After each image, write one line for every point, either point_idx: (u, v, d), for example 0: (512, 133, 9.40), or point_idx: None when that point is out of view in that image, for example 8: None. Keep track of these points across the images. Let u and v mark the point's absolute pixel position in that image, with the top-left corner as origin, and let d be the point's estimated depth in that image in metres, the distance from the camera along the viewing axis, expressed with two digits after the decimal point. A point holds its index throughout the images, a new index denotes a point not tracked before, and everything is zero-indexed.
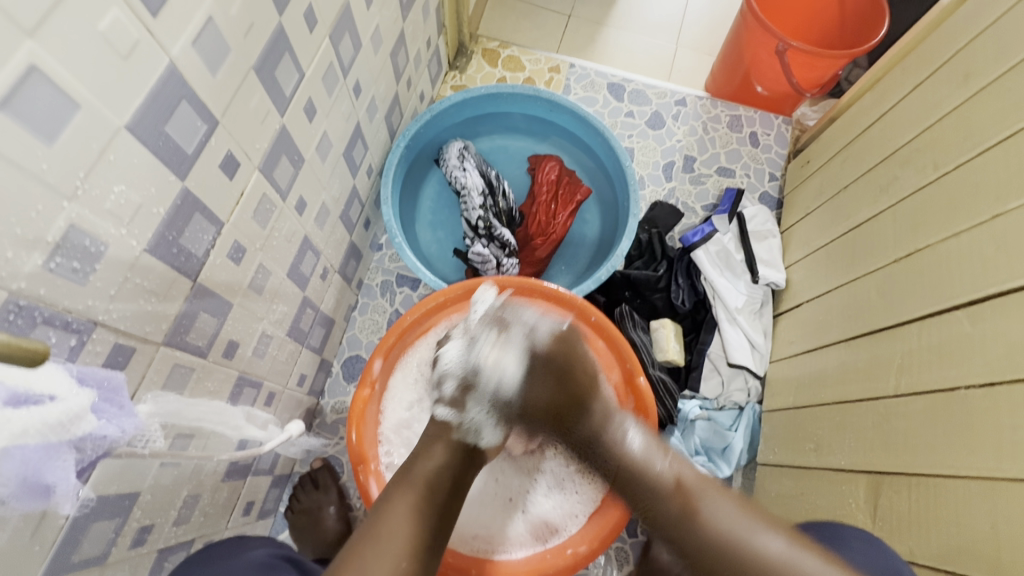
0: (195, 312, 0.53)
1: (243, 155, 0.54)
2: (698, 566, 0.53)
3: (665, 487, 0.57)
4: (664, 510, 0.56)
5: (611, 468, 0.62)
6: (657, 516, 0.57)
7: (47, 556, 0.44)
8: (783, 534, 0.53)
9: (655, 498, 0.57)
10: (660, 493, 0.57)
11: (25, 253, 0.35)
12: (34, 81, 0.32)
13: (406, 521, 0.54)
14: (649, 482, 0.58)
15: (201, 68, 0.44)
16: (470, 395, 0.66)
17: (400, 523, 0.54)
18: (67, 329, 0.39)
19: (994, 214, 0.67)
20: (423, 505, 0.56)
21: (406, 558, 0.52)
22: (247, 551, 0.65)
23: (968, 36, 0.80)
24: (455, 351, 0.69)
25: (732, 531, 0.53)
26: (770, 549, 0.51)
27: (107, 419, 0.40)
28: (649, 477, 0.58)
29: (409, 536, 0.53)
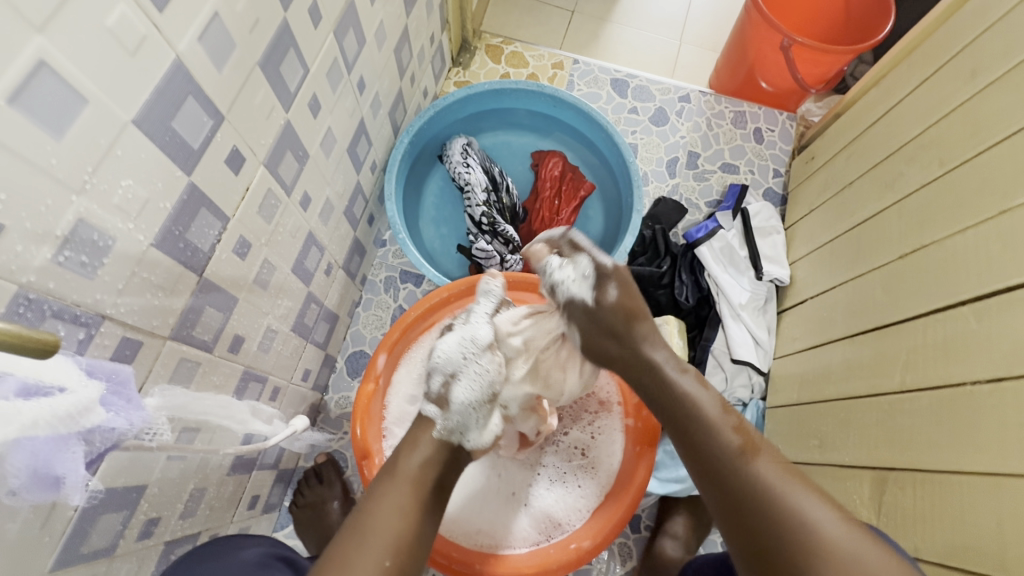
0: (201, 306, 0.54)
1: (248, 150, 0.54)
2: (738, 506, 0.50)
3: (724, 429, 0.54)
4: (719, 446, 0.53)
5: (667, 408, 0.59)
6: (706, 453, 0.54)
7: (56, 548, 0.44)
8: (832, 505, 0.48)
9: (709, 436, 0.55)
10: (719, 433, 0.54)
11: (34, 247, 0.35)
12: (43, 77, 0.32)
13: (393, 520, 0.52)
14: (708, 424, 0.55)
15: (207, 63, 0.44)
16: (456, 394, 0.63)
17: (385, 519, 0.52)
18: (75, 322, 0.40)
19: (1000, 210, 0.67)
20: (410, 502, 0.55)
21: (390, 557, 0.50)
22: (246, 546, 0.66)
23: (975, 31, 0.79)
24: (454, 342, 0.66)
25: (781, 485, 0.49)
26: (814, 507, 0.47)
27: (115, 411, 0.39)
28: (711, 429, 0.55)
29: (394, 534, 0.51)
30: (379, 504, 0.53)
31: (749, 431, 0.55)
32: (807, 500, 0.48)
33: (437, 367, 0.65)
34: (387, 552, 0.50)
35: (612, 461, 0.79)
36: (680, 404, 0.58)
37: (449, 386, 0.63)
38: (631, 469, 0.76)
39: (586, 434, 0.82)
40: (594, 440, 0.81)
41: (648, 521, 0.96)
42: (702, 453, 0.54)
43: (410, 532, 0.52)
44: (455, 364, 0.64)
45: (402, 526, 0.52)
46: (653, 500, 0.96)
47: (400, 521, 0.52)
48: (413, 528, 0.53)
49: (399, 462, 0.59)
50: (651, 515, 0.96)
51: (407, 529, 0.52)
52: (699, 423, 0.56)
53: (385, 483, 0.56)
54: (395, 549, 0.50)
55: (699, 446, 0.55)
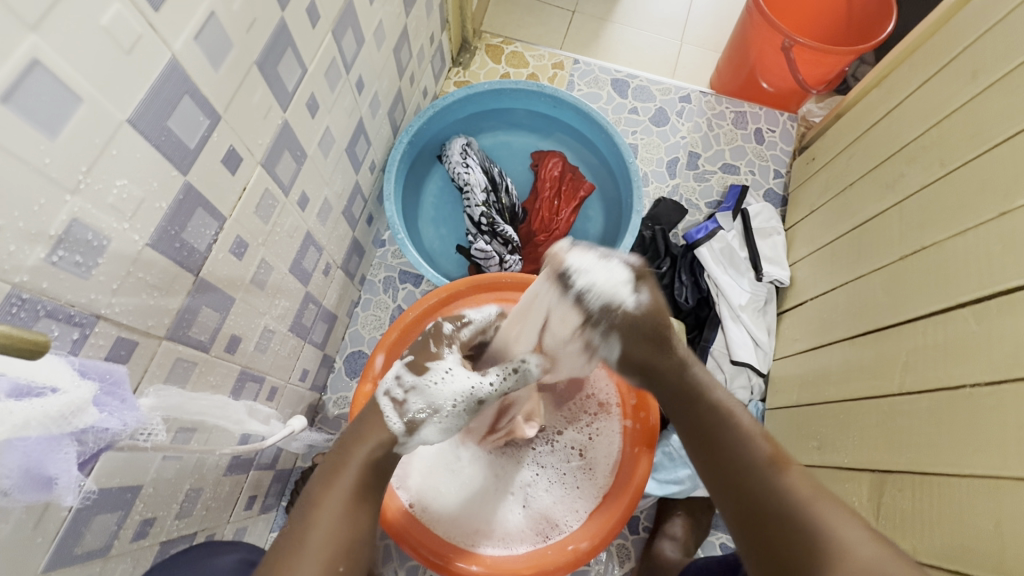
0: (197, 307, 0.53)
1: (245, 150, 0.54)
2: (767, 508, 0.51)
3: (756, 438, 0.56)
4: (749, 454, 0.55)
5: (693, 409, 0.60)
6: (739, 455, 0.55)
7: (49, 548, 0.44)
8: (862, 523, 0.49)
9: (742, 443, 0.56)
10: (751, 443, 0.56)
11: (28, 246, 0.35)
12: (36, 75, 0.32)
13: (337, 520, 0.51)
14: (740, 434, 0.57)
15: (203, 63, 0.44)
16: (426, 432, 0.60)
17: (330, 520, 0.50)
18: (69, 322, 0.40)
19: (1001, 212, 0.66)
20: (357, 500, 0.53)
21: (342, 561, 0.49)
22: (220, 554, 0.64)
23: (976, 33, 0.79)
24: (458, 381, 0.62)
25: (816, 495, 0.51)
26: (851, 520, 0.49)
27: (109, 412, 0.39)
28: (743, 439, 0.56)
29: (342, 536, 0.50)
30: (328, 503, 0.51)
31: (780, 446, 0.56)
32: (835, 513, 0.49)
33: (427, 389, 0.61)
34: (338, 556, 0.49)
35: (609, 462, 0.79)
36: (710, 412, 0.59)
37: (427, 422, 0.59)
38: (631, 468, 0.76)
39: (582, 436, 0.82)
40: (590, 441, 0.81)
41: (646, 522, 0.95)
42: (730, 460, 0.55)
43: (357, 535, 0.51)
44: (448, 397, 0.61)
45: (352, 531, 0.51)
46: (651, 502, 0.95)
47: (349, 523, 0.51)
48: (361, 529, 0.52)
49: (349, 454, 0.56)
50: (650, 516, 0.96)
51: (354, 533, 0.51)
52: (732, 431, 0.57)
53: (331, 476, 0.54)
54: (345, 553, 0.50)
55: (728, 454, 0.56)
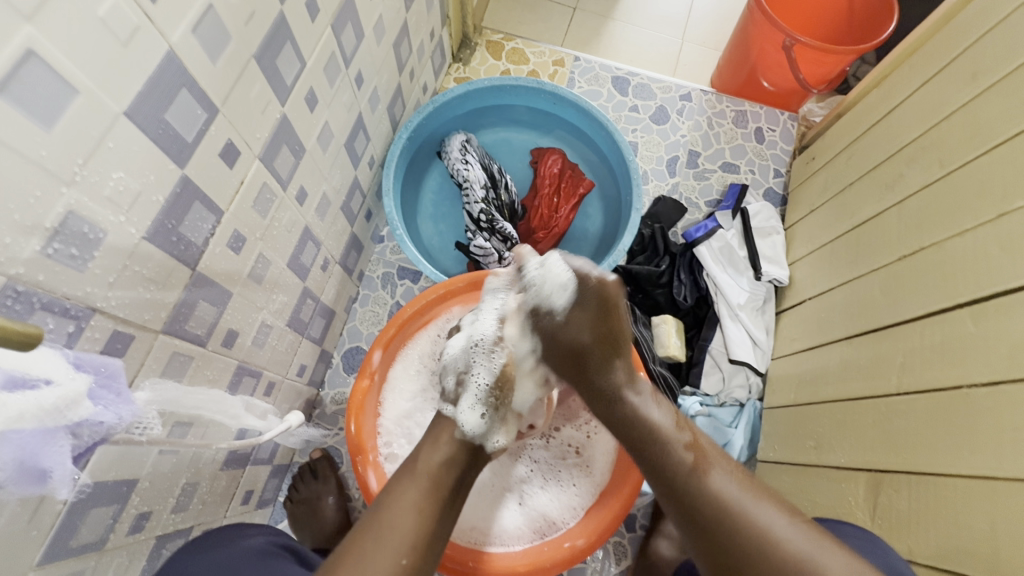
0: (194, 301, 0.53)
1: (243, 144, 0.53)
2: (702, 525, 0.51)
3: (679, 447, 0.56)
4: (673, 464, 0.55)
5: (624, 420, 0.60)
6: (666, 472, 0.55)
7: (44, 541, 0.44)
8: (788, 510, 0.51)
9: (665, 454, 0.56)
10: (672, 450, 0.56)
11: (23, 239, 0.35)
12: (32, 66, 0.32)
13: (409, 516, 0.52)
14: (666, 445, 0.56)
15: (201, 56, 0.44)
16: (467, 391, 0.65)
17: (402, 516, 0.51)
18: (66, 315, 0.40)
19: (1000, 213, 0.66)
20: (427, 498, 0.54)
21: (407, 555, 0.49)
22: (250, 536, 0.67)
23: (975, 34, 0.79)
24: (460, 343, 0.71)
25: (739, 500, 0.51)
26: (776, 525, 0.49)
27: (104, 405, 0.39)
28: (666, 437, 0.57)
29: (412, 532, 0.51)
30: (394, 500, 0.53)
31: (699, 437, 0.57)
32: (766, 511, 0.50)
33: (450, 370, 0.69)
34: (403, 550, 0.49)
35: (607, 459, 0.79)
36: (637, 426, 0.59)
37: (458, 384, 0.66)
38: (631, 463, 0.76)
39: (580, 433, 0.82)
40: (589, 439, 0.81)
41: (643, 521, 0.96)
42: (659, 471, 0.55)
43: (426, 532, 0.51)
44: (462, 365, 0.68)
45: (417, 524, 0.51)
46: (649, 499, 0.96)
47: (417, 517, 0.52)
48: (431, 524, 0.52)
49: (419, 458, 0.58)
50: (646, 514, 0.96)
51: (425, 533, 0.51)
52: (657, 444, 0.57)
53: (402, 476, 0.56)
54: (412, 547, 0.50)
55: (655, 464, 0.56)
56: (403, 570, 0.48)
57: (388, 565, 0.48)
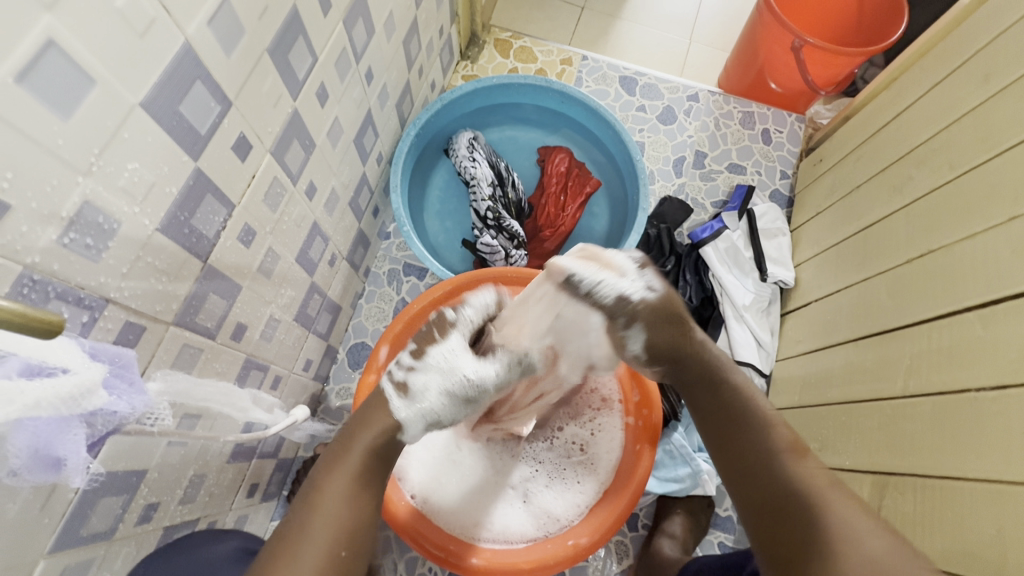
0: (205, 293, 0.54)
1: (255, 138, 0.54)
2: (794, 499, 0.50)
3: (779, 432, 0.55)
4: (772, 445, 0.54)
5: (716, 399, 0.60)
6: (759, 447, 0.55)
7: (56, 529, 0.44)
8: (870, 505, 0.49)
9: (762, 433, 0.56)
10: (770, 432, 0.55)
11: (40, 228, 0.35)
12: (51, 56, 0.32)
13: (340, 505, 0.50)
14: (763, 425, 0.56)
15: (215, 48, 0.44)
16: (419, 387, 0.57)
17: (335, 506, 0.49)
18: (79, 304, 0.40)
19: (1010, 216, 0.66)
20: (363, 487, 0.52)
21: (343, 546, 0.48)
22: (222, 540, 0.66)
23: (988, 37, 0.79)
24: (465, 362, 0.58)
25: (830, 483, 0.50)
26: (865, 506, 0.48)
27: (118, 395, 0.40)
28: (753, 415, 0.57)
29: (344, 520, 0.49)
30: (326, 491, 0.50)
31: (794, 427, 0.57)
32: (842, 499, 0.48)
33: (428, 368, 0.57)
34: (340, 541, 0.48)
35: (610, 458, 0.79)
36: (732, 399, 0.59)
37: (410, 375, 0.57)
38: (632, 463, 0.76)
39: (585, 431, 0.82)
40: (592, 436, 0.82)
41: (645, 520, 0.96)
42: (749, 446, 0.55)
43: (359, 519, 0.50)
44: (438, 382, 0.57)
45: (353, 515, 0.50)
46: (651, 499, 0.95)
47: (352, 507, 0.50)
48: (366, 514, 0.51)
49: (352, 441, 0.54)
50: (649, 514, 0.96)
51: (360, 522, 0.50)
52: (753, 422, 0.57)
53: (332, 460, 0.53)
54: (348, 538, 0.49)
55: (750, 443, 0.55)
56: (342, 562, 0.47)
57: (325, 559, 0.46)
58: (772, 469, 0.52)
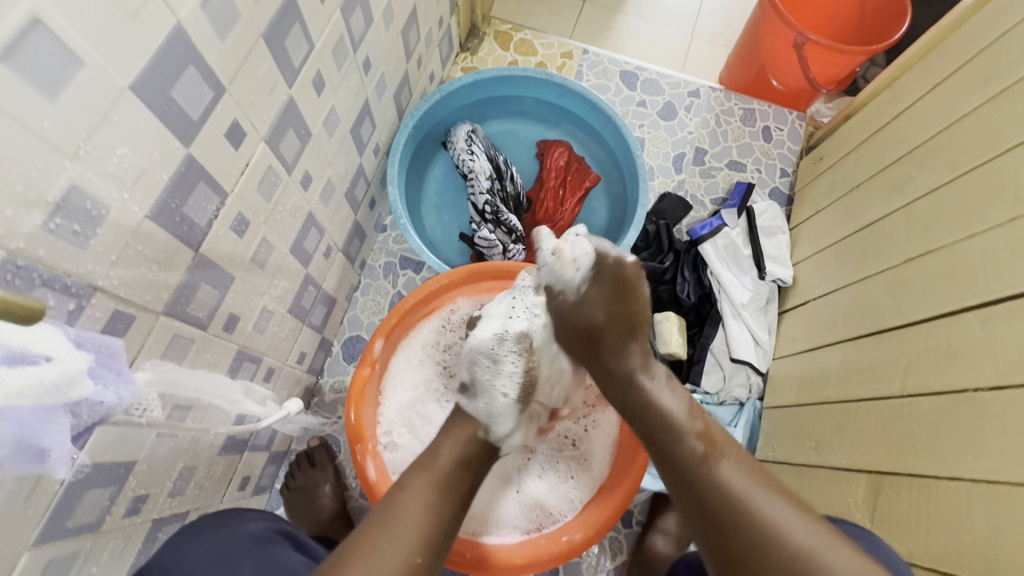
0: (197, 283, 0.53)
1: (249, 126, 0.53)
2: (714, 519, 0.51)
3: (692, 437, 0.56)
4: (685, 454, 0.55)
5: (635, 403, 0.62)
6: (676, 458, 0.56)
7: (40, 521, 0.43)
8: (801, 511, 0.50)
9: (677, 440, 0.57)
10: (684, 439, 0.56)
11: (25, 213, 0.34)
12: (37, 35, 0.31)
13: (421, 512, 0.53)
14: (677, 431, 0.57)
15: (209, 32, 0.43)
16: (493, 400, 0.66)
17: (414, 513, 0.52)
18: (66, 292, 0.39)
19: (1011, 217, 0.66)
20: (442, 498, 0.55)
21: (419, 553, 0.50)
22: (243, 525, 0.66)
23: (992, 36, 0.78)
24: (489, 330, 0.70)
25: (747, 494, 0.51)
26: (791, 528, 0.48)
27: (104, 384, 0.39)
28: (673, 417, 0.59)
29: (422, 527, 0.52)
30: (409, 498, 0.54)
31: (712, 422, 0.58)
32: (770, 501, 0.50)
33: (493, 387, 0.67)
34: (416, 549, 0.50)
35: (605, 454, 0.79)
36: (658, 416, 0.60)
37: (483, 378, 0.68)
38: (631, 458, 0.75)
39: (579, 426, 0.82)
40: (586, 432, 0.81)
41: (640, 517, 0.95)
42: (670, 461, 0.56)
43: (435, 529, 0.52)
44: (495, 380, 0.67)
45: (431, 525, 0.52)
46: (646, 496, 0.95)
47: (430, 516, 0.53)
48: (442, 524, 0.53)
49: (439, 452, 0.60)
50: (643, 511, 0.96)
51: (435, 530, 0.52)
52: (670, 430, 0.58)
53: (417, 468, 0.58)
54: (424, 546, 0.51)
55: (667, 455, 0.57)
56: (415, 568, 0.49)
57: (401, 561, 0.49)
58: (702, 481, 0.53)
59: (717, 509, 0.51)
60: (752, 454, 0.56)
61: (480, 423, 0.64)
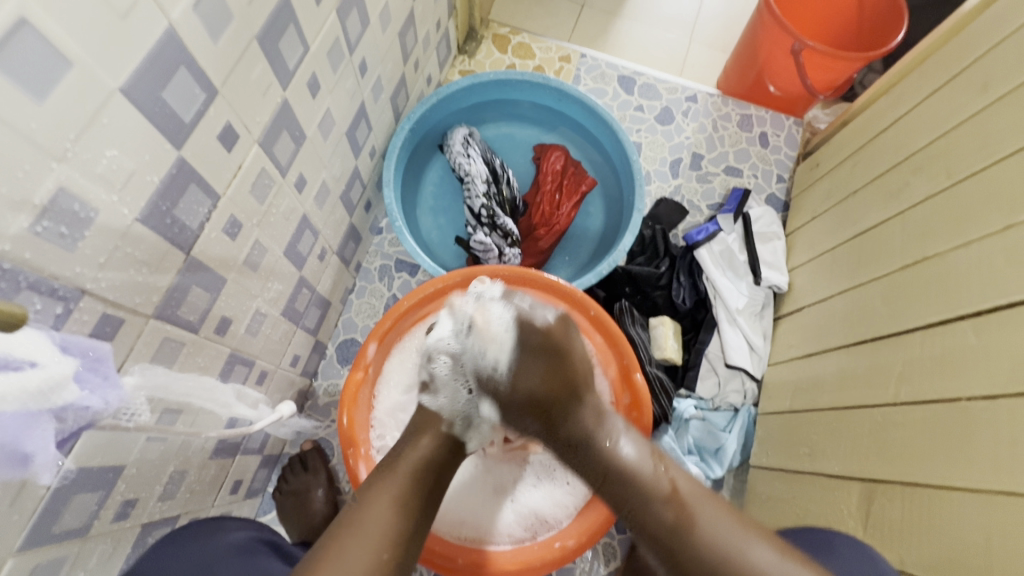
0: (188, 286, 0.52)
1: (242, 128, 0.52)
2: None
3: (660, 496, 0.57)
4: (657, 518, 0.56)
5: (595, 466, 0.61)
6: (651, 523, 0.56)
7: (25, 526, 0.43)
8: (772, 546, 0.53)
9: (647, 502, 0.57)
10: (653, 506, 0.57)
11: (11, 215, 0.34)
12: (24, 35, 0.31)
13: (389, 509, 0.53)
14: (648, 491, 0.58)
15: (200, 34, 0.43)
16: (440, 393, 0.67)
17: (381, 513, 0.53)
18: (53, 295, 0.38)
19: (1006, 225, 0.66)
20: (409, 497, 0.55)
21: (387, 550, 0.51)
22: (229, 532, 0.66)
23: (988, 45, 0.79)
24: (446, 330, 0.69)
25: (728, 547, 0.53)
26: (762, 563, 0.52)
27: (91, 390, 0.39)
28: (641, 479, 0.58)
29: (390, 524, 0.52)
30: (378, 496, 0.54)
31: (676, 477, 0.59)
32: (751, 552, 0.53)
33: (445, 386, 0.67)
34: (383, 545, 0.51)
35: None
36: (624, 485, 0.59)
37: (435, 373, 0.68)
38: None
39: None
40: None
41: None
42: (645, 528, 0.57)
43: (403, 527, 0.53)
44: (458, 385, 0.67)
45: (398, 521, 0.53)
46: None
47: (397, 515, 0.53)
48: (410, 522, 0.54)
49: (401, 458, 0.59)
50: None
51: (402, 527, 0.53)
52: (638, 491, 0.58)
53: (383, 472, 0.57)
54: (391, 542, 0.51)
55: (641, 517, 0.57)
56: (384, 565, 0.50)
57: (369, 561, 0.49)
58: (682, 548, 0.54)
59: (701, 570, 0.53)
60: (714, 492, 0.59)
61: (444, 415, 0.65)
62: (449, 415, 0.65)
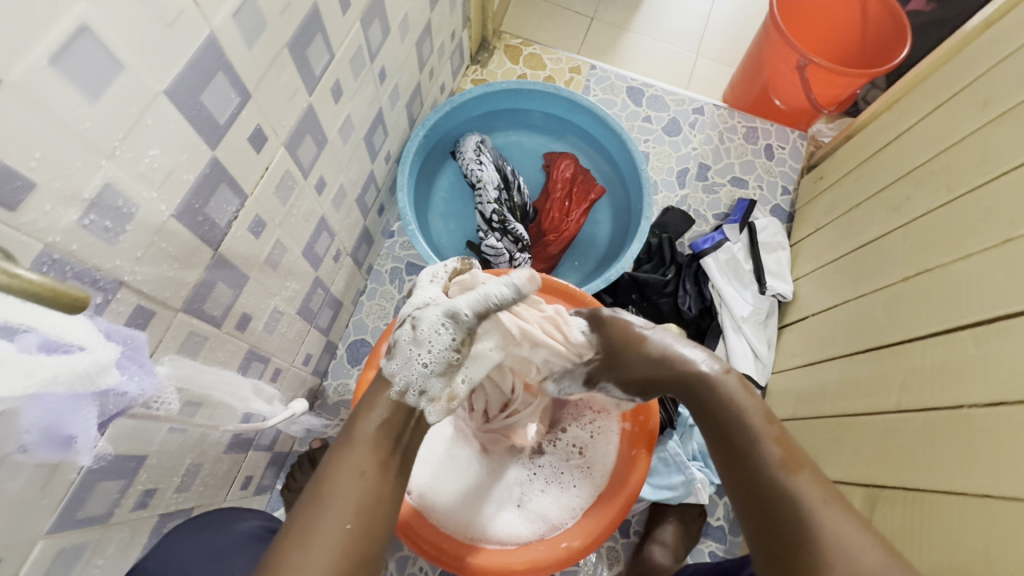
0: (213, 281, 0.54)
1: (270, 131, 0.54)
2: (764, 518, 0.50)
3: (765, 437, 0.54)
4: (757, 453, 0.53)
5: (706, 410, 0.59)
6: (744, 456, 0.54)
7: (55, 510, 0.44)
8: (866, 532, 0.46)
9: (746, 441, 0.54)
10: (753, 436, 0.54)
11: (61, 209, 0.36)
12: (83, 40, 0.33)
13: (350, 477, 0.50)
14: (746, 430, 0.55)
15: (237, 41, 0.45)
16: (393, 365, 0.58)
17: (345, 485, 0.50)
18: (94, 286, 0.40)
19: (1005, 239, 0.68)
20: (375, 464, 0.52)
21: (350, 519, 0.48)
22: (232, 526, 0.66)
23: (989, 63, 0.81)
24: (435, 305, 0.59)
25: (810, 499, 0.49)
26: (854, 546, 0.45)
27: (129, 376, 0.40)
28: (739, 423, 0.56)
29: (353, 492, 0.50)
30: (337, 467, 0.51)
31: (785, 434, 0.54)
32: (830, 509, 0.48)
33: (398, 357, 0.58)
34: (346, 515, 0.48)
35: (607, 462, 0.80)
36: (721, 405, 0.58)
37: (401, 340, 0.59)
38: (628, 469, 0.76)
39: (584, 434, 0.83)
40: (591, 439, 0.83)
41: (637, 527, 0.97)
42: (736, 456, 0.54)
43: (367, 493, 0.50)
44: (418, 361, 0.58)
45: (362, 489, 0.50)
46: (644, 506, 0.96)
47: (361, 482, 0.51)
48: (375, 488, 0.51)
49: (357, 426, 0.56)
50: (641, 521, 0.97)
51: (367, 493, 0.50)
52: (739, 426, 0.56)
53: (344, 445, 0.54)
54: (355, 511, 0.49)
55: (734, 454, 0.55)
56: (348, 535, 0.47)
57: (332, 529, 0.47)
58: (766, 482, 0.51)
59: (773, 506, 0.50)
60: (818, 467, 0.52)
61: (395, 382, 0.58)
62: (404, 384, 0.58)
